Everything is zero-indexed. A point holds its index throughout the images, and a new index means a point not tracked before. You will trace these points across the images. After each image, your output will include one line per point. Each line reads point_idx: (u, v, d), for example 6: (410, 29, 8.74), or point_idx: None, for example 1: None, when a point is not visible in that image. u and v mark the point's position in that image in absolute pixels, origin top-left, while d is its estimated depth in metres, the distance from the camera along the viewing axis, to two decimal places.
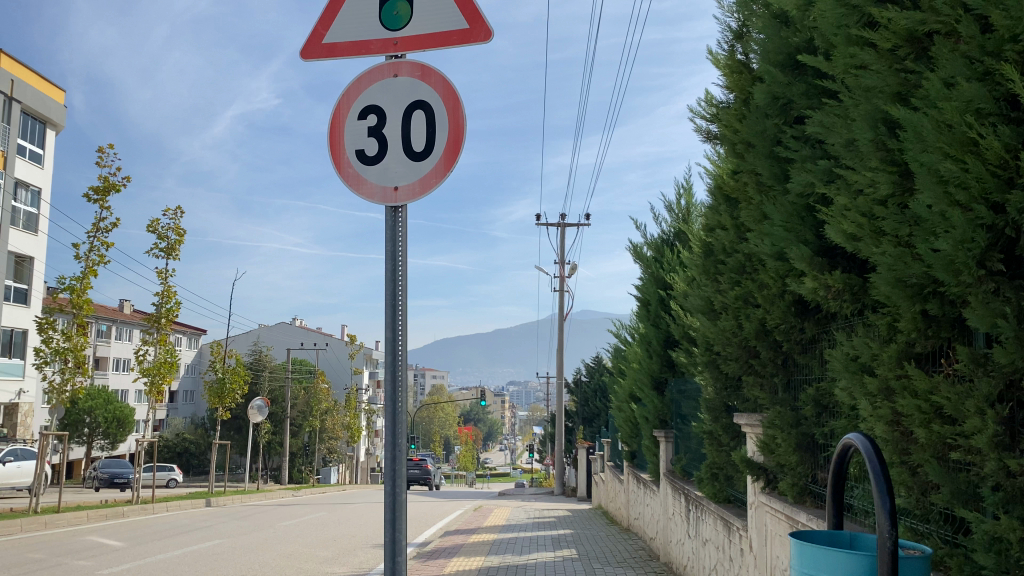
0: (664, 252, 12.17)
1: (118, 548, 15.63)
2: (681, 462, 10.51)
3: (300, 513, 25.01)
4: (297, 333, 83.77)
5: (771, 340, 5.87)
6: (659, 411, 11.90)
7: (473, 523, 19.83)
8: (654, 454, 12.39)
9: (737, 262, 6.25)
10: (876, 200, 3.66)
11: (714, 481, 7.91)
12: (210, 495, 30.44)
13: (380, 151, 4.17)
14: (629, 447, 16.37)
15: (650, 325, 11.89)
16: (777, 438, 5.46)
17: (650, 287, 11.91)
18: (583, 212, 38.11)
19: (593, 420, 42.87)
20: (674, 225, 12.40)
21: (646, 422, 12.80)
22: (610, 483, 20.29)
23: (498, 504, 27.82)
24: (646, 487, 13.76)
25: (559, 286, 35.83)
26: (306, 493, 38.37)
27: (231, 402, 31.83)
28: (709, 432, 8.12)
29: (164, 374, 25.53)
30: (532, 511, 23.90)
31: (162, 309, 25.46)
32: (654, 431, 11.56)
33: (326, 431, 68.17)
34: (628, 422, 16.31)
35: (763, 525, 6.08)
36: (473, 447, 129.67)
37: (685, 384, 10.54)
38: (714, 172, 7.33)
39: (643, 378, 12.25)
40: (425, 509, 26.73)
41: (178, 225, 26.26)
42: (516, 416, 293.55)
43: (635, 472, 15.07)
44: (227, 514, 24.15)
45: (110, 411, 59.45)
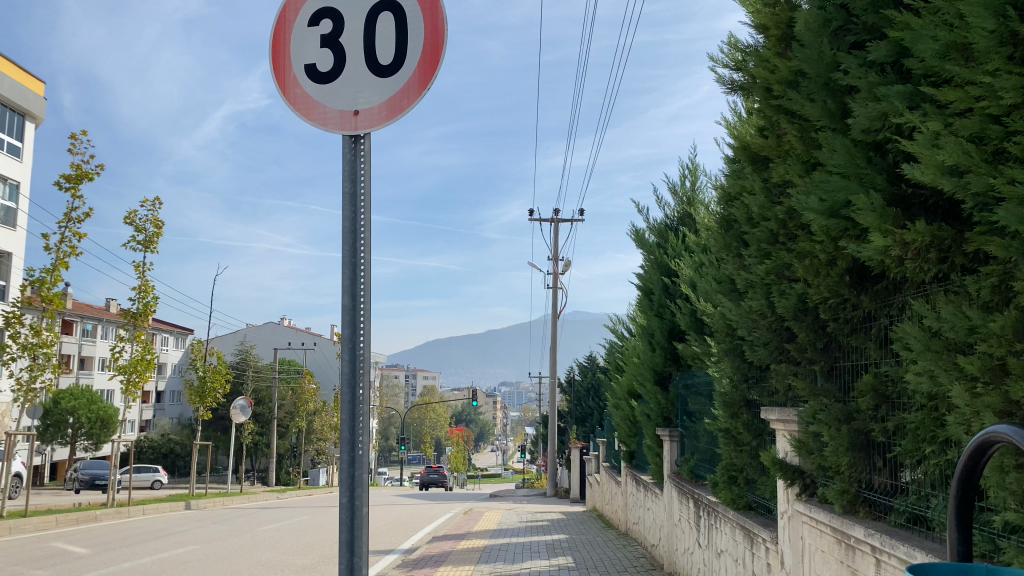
0: (667, 237, 11.24)
1: (83, 556, 14.61)
2: (690, 463, 9.62)
3: (283, 517, 24.01)
4: (286, 332, 82.52)
5: (812, 319, 4.94)
6: (663, 408, 11.01)
7: (463, 527, 18.89)
8: (657, 455, 11.49)
9: (767, 230, 5.32)
10: (991, 116, 2.77)
11: (732, 486, 7.00)
12: (190, 496, 29.36)
13: (336, 66, 3.23)
14: (628, 448, 15.46)
15: (653, 315, 10.97)
16: (824, 435, 4.54)
17: (653, 275, 11.00)
18: (577, 207, 37.27)
19: (586, 420, 42.02)
20: (679, 207, 11.48)
21: (647, 421, 11.89)
22: (606, 485, 19.37)
23: (489, 507, 26.90)
24: (646, 489, 12.89)
25: (553, 283, 34.92)
26: (292, 495, 37.32)
27: (213, 402, 30.76)
28: (724, 430, 7.23)
29: (140, 371, 24.29)
30: (524, 514, 22.97)
31: (139, 305, 24.39)
32: (657, 429, 10.68)
33: (314, 432, 67.10)
34: (627, 421, 15.41)
35: (798, 538, 5.18)
36: (463, 448, 128.60)
37: (695, 378, 9.63)
38: (734, 132, 6.39)
39: (644, 371, 11.34)
40: (413, 512, 25.77)
41: (156, 217, 25.22)
42: (507, 417, 292.66)
43: (635, 474, 14.16)
44: (206, 518, 23.15)
45: (94, 411, 58.13)
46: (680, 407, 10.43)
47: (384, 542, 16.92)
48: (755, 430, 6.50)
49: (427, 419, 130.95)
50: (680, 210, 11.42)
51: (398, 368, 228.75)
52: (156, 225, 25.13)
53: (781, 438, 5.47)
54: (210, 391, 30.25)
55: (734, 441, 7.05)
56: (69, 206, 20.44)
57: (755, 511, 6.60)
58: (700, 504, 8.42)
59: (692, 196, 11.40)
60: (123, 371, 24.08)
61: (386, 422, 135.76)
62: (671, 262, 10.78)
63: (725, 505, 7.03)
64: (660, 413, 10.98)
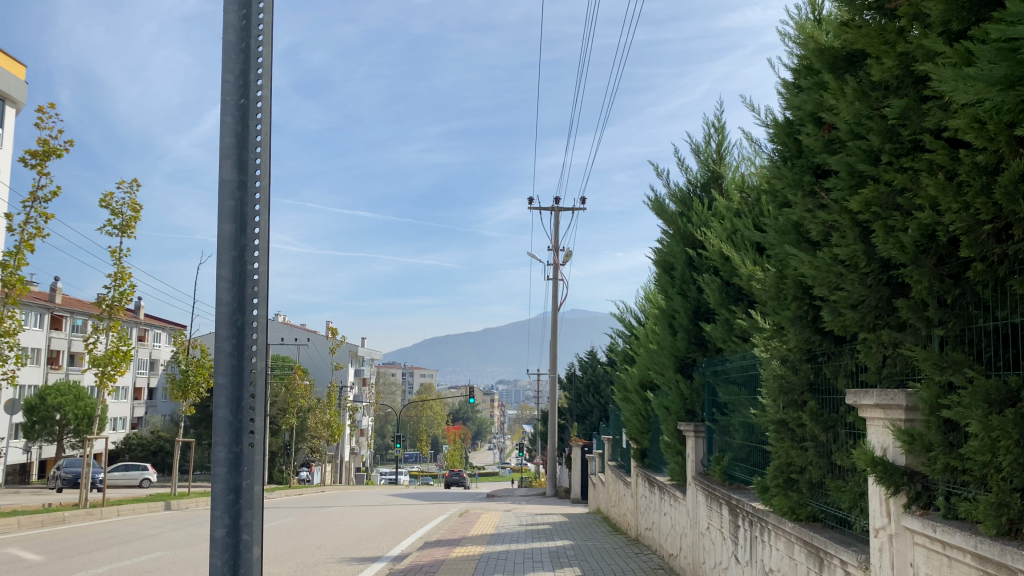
0: (691, 204, 9.83)
1: (37, 564, 13.20)
2: (723, 464, 8.26)
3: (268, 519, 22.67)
4: (279, 328, 80.79)
5: (939, 261, 3.57)
6: (686, 400, 9.63)
7: (458, 532, 17.53)
8: (677, 453, 10.13)
9: (862, 149, 3.99)
10: None
11: (790, 492, 5.62)
12: (172, 495, 27.90)
13: None
14: (639, 445, 14.09)
15: (675, 294, 9.56)
16: (972, 421, 3.15)
17: (675, 246, 9.61)
18: (578, 197, 35.87)
19: (587, 417, 40.77)
20: (704, 172, 10.07)
21: (665, 414, 10.53)
22: (613, 485, 18.00)
23: (487, 508, 25.55)
24: (662, 491, 11.61)
25: (554, 275, 33.47)
26: (281, 495, 35.86)
27: (197, 397, 29.32)
28: (778, 422, 5.87)
29: (116, 363, 22.85)
30: (524, 516, 21.64)
31: (116, 293, 22.92)
32: (681, 424, 9.31)
33: (308, 429, 65.80)
34: (639, 417, 14.03)
35: (906, 566, 3.80)
36: (460, 445, 127.08)
37: (731, 364, 8.27)
38: (803, 39, 5.01)
39: (663, 357, 9.98)
40: (406, 514, 24.44)
41: (134, 201, 23.76)
42: (504, 416, 291.21)
43: (649, 475, 12.79)
44: (185, 519, 21.78)
45: (82, 407, 56.48)
46: (707, 397, 9.07)
47: (372, 548, 15.50)
48: (825, 422, 5.14)
49: (423, 416, 129.29)
50: (706, 175, 10.07)
51: (395, 365, 227.10)
52: (135, 209, 23.62)
53: (878, 430, 4.11)
54: (194, 385, 28.78)
55: (794, 435, 5.69)
56: (35, 183, 19.00)
57: (824, 524, 5.24)
58: (739, 512, 7.09)
59: (718, 160, 10.06)
60: (97, 363, 22.60)
61: (383, 419, 134.08)
62: (697, 231, 9.42)
63: (778, 516, 5.66)
64: (683, 407, 9.60)
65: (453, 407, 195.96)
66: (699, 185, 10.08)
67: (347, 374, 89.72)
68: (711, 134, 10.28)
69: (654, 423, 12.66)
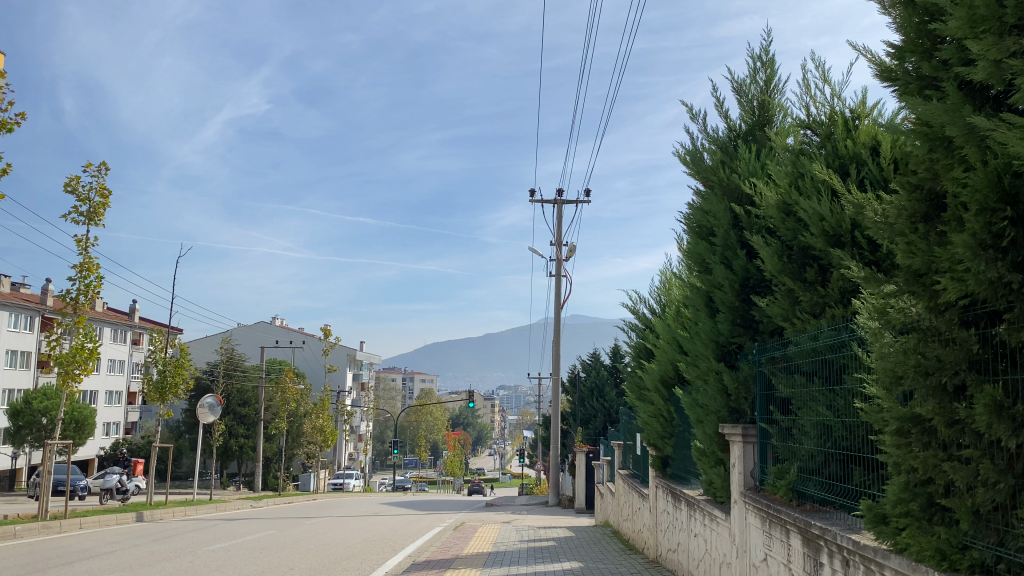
0: (733, 152, 7.97)
1: None
2: (789, 479, 6.40)
3: (245, 531, 20.77)
4: (274, 331, 78.80)
5: None
6: (728, 396, 7.72)
7: (453, 549, 15.69)
8: (712, 465, 8.22)
9: None
10: None
11: (936, 525, 3.76)
12: (148, 505, 25.98)
13: None
14: (658, 453, 12.19)
15: (716, 262, 7.63)
16: None
17: (717, 202, 7.73)
18: (583, 189, 33.98)
19: (593, 421, 38.83)
20: (746, 115, 8.25)
21: (696, 417, 8.70)
22: (625, 497, 16.13)
23: (485, 519, 23.63)
24: (692, 508, 9.69)
25: (558, 271, 31.53)
26: (269, 503, 34.07)
27: (174, 400, 27.33)
28: (903, 420, 4.08)
29: (81, 362, 20.90)
30: (525, 529, 19.69)
31: (80, 287, 20.92)
32: (725, 428, 7.42)
33: (303, 434, 63.94)
34: (655, 422, 12.06)
35: None
36: (461, 451, 125.22)
37: (802, 343, 6.40)
38: None
39: (696, 342, 8.10)
40: (399, 527, 22.57)
41: (103, 185, 21.83)
42: (505, 422, 289.46)
43: (673, 487, 10.87)
44: (150, 531, 19.88)
45: (69, 412, 54.88)
46: (759, 393, 7.22)
47: (353, 569, 13.55)
48: (1013, 421, 3.27)
49: (422, 421, 127.22)
50: (751, 118, 8.25)
51: (396, 368, 225.23)
52: (103, 193, 21.67)
53: None
54: (171, 386, 26.80)
55: (938, 441, 3.87)
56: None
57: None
58: (824, 547, 5.18)
59: (766, 99, 8.24)
60: (59, 362, 20.59)
61: (382, 424, 132.14)
62: (744, 182, 7.55)
63: (911, 560, 3.79)
64: (723, 407, 7.72)
65: (453, 412, 194.32)
66: (742, 131, 8.25)
67: (345, 377, 87.81)
68: (756, 71, 8.48)
69: (681, 426, 10.77)
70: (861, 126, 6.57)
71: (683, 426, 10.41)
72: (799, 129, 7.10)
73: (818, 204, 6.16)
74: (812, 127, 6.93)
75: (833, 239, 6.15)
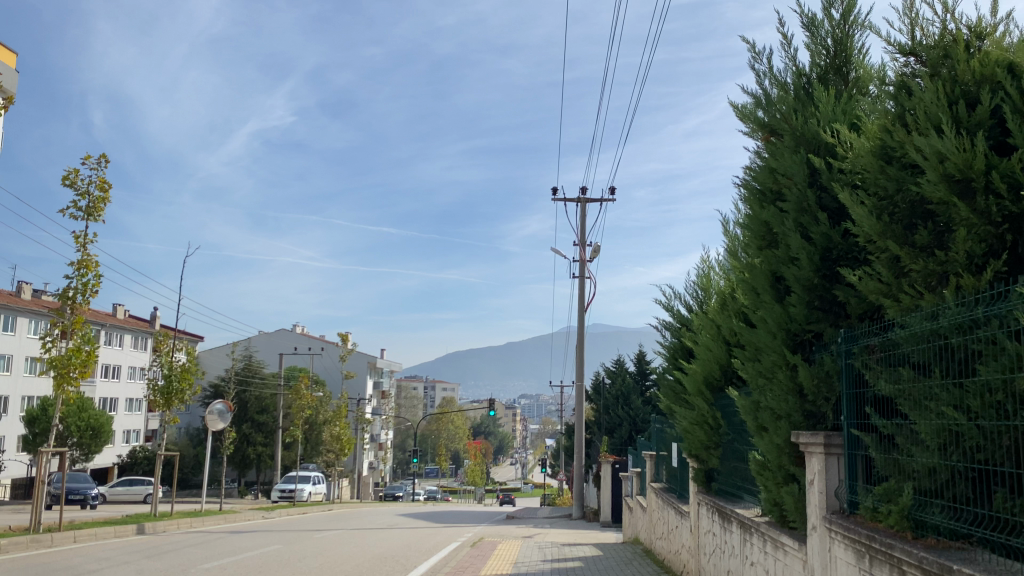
0: (808, 93, 6.48)
1: None
2: (896, 502, 4.91)
3: (251, 546, 19.54)
4: (294, 337, 77.92)
5: None
6: (804, 397, 6.22)
7: (471, 569, 14.30)
8: (779, 484, 6.74)
9: None
10: None
11: None
12: (153, 516, 24.80)
13: None
14: (701, 466, 10.74)
15: (790, 227, 6.15)
16: None
17: (789, 154, 6.27)
18: (609, 186, 32.52)
19: (618, 430, 37.29)
20: (821, 51, 6.76)
21: (756, 424, 7.27)
22: (658, 513, 14.73)
23: (506, 534, 22.19)
24: (749, 531, 8.18)
25: (581, 272, 30.10)
26: (282, 515, 32.80)
27: (180, 406, 26.22)
28: None
29: (77, 365, 19.76)
30: (548, 546, 18.27)
31: (77, 285, 19.85)
32: (802, 436, 5.95)
33: (321, 442, 62.81)
34: (695, 430, 10.58)
35: None
36: (482, 461, 123.64)
37: (914, 324, 4.90)
38: None
39: (760, 331, 6.66)
40: (414, 541, 21.20)
41: (103, 180, 20.79)
42: (526, 432, 287.18)
43: (722, 506, 9.46)
44: (151, 546, 18.76)
45: (85, 419, 54.12)
46: (846, 392, 5.74)
47: None
48: None
49: (443, 429, 125.85)
50: (827, 57, 6.79)
51: (416, 378, 224.24)
52: (103, 187, 20.64)
53: None
54: (177, 392, 25.68)
55: None
56: None
57: None
58: None
59: (847, 34, 6.77)
60: (52, 364, 19.48)
61: (403, 432, 130.97)
62: (824, 128, 6.10)
63: None
64: (795, 409, 6.27)
65: (475, 421, 192.78)
66: (815, 75, 6.80)
67: (364, 385, 86.71)
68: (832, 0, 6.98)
69: (733, 434, 9.29)
70: (987, 44, 5.08)
71: (738, 435, 8.96)
72: (897, 56, 5.62)
73: (938, 139, 4.68)
74: (915, 53, 5.45)
75: (959, 186, 4.68)
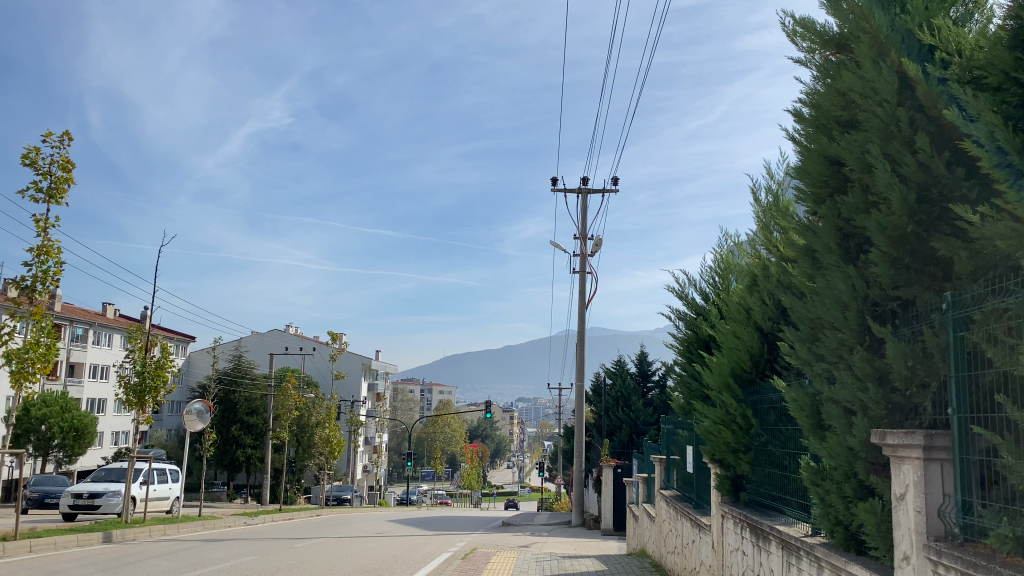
0: None
1: None
2: None
3: (224, 557, 18.01)
4: (286, 337, 76.32)
5: None
6: (893, 385, 4.71)
7: None
8: (851, 498, 5.25)
9: None
10: None
11: None
12: (124, 522, 23.32)
13: None
14: (726, 472, 9.29)
15: (876, 158, 4.63)
16: None
17: (871, 61, 4.74)
18: (610, 176, 31.11)
19: (618, 432, 35.82)
20: None
21: (813, 423, 5.82)
22: (669, 524, 13.33)
23: (498, 544, 20.68)
24: (797, 554, 6.66)
25: (582, 266, 28.64)
26: (265, 520, 31.22)
27: (155, 406, 24.73)
28: None
29: (34, 357, 18.14)
30: (546, 558, 16.79)
31: (35, 272, 18.32)
32: (889, 436, 4.45)
33: (312, 445, 61.24)
34: (718, 430, 9.05)
35: None
36: (478, 464, 121.65)
37: None
38: None
39: (827, 298, 5.18)
40: (402, 551, 19.69)
41: (65, 160, 19.29)
42: (523, 436, 285.48)
43: (756, 520, 8.01)
44: (114, 557, 17.28)
45: (68, 420, 52.28)
46: (953, 375, 4.25)
47: None
48: None
49: (439, 432, 123.97)
50: None
51: (411, 380, 223.30)
52: (66, 167, 19.18)
53: None
54: (152, 389, 24.25)
55: None
56: None
57: None
58: None
59: None
60: (9, 358, 17.89)
61: (398, 435, 128.77)
62: (921, 28, 4.58)
63: None
64: (876, 400, 4.81)
65: (471, 423, 190.83)
66: None
67: (358, 386, 85.15)
68: None
69: (781, 434, 7.83)
70: None
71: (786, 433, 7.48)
72: None
73: None
74: None
75: None
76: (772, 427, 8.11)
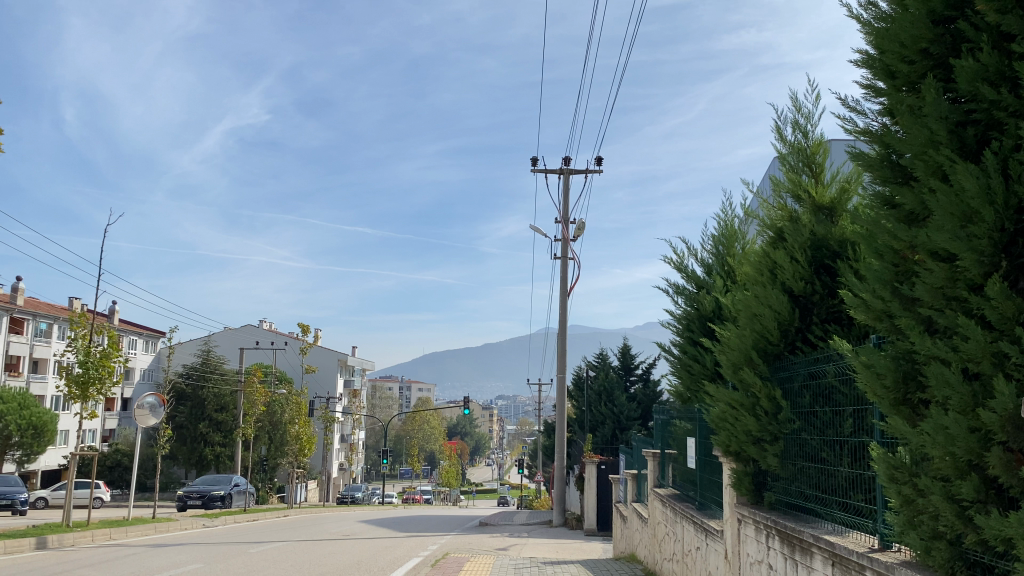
0: None
1: None
2: None
3: (169, 564, 16.12)
4: (257, 332, 74.04)
5: None
6: None
7: None
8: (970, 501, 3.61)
9: None
10: None
11: None
12: (66, 526, 21.32)
13: None
14: (744, 467, 7.67)
15: None
16: None
17: None
18: (593, 158, 29.48)
19: (599, 427, 34.19)
20: None
21: (896, 398, 4.21)
22: (665, 526, 11.72)
23: (475, 547, 18.94)
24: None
25: (564, 252, 27.04)
26: (228, 522, 29.22)
27: (100, 398, 22.78)
28: None
29: None
30: (524, 565, 15.10)
31: None
32: None
33: (284, 443, 59.12)
34: (736, 416, 7.39)
35: None
36: (458, 462, 119.61)
37: None
38: None
39: (939, 209, 3.54)
40: (369, 555, 17.93)
41: None
42: (502, 434, 283.56)
43: (786, 525, 6.39)
44: (43, 566, 15.31)
45: (26, 417, 49.71)
46: None
47: None
48: None
49: (418, 429, 121.73)
50: None
51: (388, 377, 220.75)
52: None
53: None
54: (96, 380, 22.34)
55: None
56: None
57: None
58: None
59: None
60: None
61: (375, 432, 126.46)
62: None
63: None
64: None
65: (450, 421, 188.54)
66: None
67: (333, 383, 83.00)
68: None
69: (821, 418, 6.21)
70: None
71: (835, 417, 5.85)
72: None
73: None
74: None
75: None
76: (807, 411, 6.50)
